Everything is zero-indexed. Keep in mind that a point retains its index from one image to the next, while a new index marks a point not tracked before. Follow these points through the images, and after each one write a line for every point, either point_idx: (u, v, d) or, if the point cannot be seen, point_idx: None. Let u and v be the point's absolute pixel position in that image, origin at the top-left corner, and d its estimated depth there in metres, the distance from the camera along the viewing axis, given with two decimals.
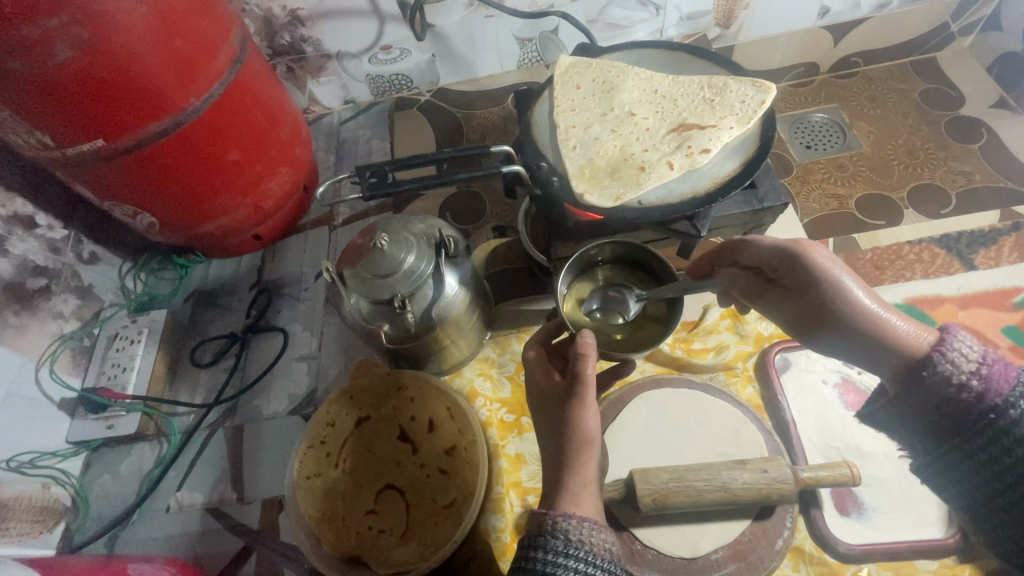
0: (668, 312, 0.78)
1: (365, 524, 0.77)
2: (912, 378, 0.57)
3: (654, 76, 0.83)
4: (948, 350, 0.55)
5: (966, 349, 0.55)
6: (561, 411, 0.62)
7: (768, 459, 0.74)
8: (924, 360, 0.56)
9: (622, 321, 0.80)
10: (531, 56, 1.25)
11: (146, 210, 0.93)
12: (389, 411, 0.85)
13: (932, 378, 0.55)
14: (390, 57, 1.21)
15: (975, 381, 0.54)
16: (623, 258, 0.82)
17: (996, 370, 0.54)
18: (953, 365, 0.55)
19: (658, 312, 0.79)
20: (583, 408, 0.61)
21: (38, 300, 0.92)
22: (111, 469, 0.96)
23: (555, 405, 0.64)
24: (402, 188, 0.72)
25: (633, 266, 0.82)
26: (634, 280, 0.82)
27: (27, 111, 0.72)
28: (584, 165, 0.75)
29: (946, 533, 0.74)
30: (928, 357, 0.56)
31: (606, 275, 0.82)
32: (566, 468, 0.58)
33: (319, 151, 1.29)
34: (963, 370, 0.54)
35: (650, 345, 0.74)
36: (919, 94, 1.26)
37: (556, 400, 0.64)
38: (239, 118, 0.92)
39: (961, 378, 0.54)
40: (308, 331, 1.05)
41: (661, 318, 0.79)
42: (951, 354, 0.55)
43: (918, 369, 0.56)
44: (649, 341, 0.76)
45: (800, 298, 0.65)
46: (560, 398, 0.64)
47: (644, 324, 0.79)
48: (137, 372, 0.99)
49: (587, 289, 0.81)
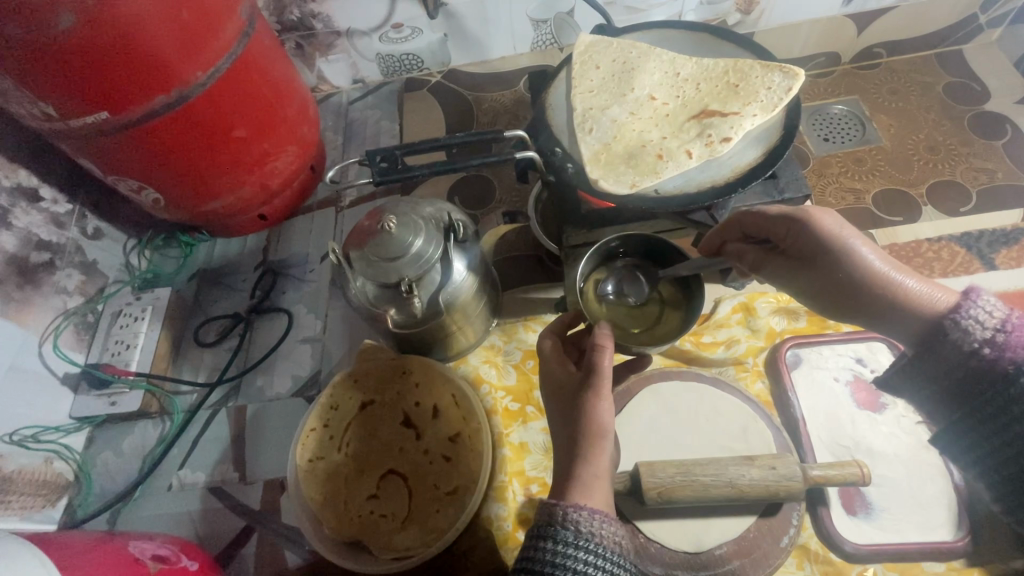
0: (686, 309, 0.76)
1: (367, 508, 0.78)
2: (936, 339, 0.55)
3: (677, 60, 0.80)
4: (968, 313, 0.53)
5: (985, 312, 0.53)
6: (574, 402, 0.61)
7: (777, 456, 0.73)
8: (941, 325, 0.54)
9: (640, 315, 0.78)
10: (546, 38, 1.21)
11: (151, 186, 0.91)
12: (393, 396, 0.85)
13: (956, 336, 0.53)
14: (401, 35, 1.18)
15: (999, 335, 0.52)
16: (644, 249, 0.79)
17: (1017, 335, 0.52)
18: (973, 326, 0.53)
19: (676, 308, 0.77)
20: (601, 401, 0.59)
21: (41, 275, 0.91)
22: (113, 446, 0.96)
23: (568, 398, 0.62)
24: (414, 173, 0.69)
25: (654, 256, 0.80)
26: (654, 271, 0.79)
27: (28, 80, 0.70)
28: (599, 150, 0.73)
29: (955, 536, 0.73)
30: (948, 317, 0.54)
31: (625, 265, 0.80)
32: (577, 459, 0.57)
33: (327, 131, 1.27)
34: (980, 334, 0.52)
35: (668, 342, 0.73)
36: (943, 88, 1.22)
37: (572, 389, 0.62)
38: (246, 94, 0.90)
39: (983, 337, 0.52)
40: (312, 313, 1.04)
41: (679, 313, 0.77)
42: (968, 315, 0.53)
43: (943, 328, 0.54)
44: (668, 337, 0.74)
45: (840, 289, 0.59)
46: (576, 388, 0.62)
47: (661, 320, 0.77)
48: (141, 349, 0.98)
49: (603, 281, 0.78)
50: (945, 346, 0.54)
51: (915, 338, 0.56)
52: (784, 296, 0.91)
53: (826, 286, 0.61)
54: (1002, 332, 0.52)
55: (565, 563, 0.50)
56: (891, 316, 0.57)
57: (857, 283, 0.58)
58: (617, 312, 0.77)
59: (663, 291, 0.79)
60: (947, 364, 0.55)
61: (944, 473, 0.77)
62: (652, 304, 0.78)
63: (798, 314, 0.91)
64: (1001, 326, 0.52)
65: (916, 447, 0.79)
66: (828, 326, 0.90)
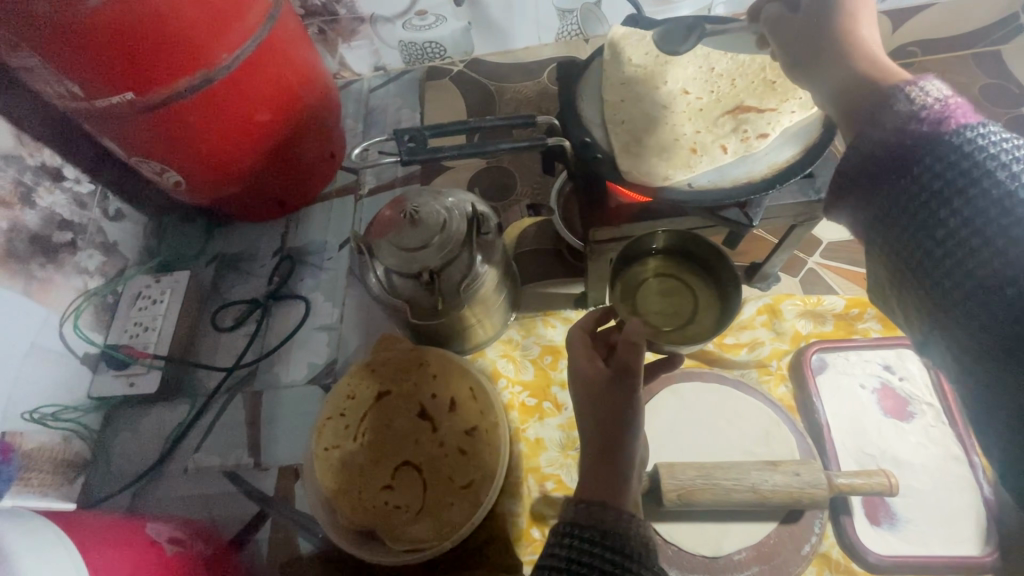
0: (722, 307, 0.75)
1: (382, 499, 0.77)
2: (875, 105, 0.48)
3: (712, 54, 0.79)
4: (919, 85, 0.46)
5: (933, 90, 0.46)
6: (601, 398, 0.60)
7: (801, 461, 0.72)
8: (887, 93, 0.48)
9: (673, 314, 0.76)
10: (571, 29, 1.20)
11: (173, 169, 0.91)
12: (410, 387, 0.83)
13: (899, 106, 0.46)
14: (425, 23, 1.16)
15: (934, 108, 0.45)
16: (679, 248, 0.79)
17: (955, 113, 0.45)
18: (915, 95, 0.46)
19: (711, 306, 0.76)
20: (636, 399, 0.58)
21: (63, 254, 0.91)
22: (130, 427, 0.96)
23: (593, 395, 0.61)
24: (441, 155, 0.68)
25: (686, 257, 0.79)
26: (687, 272, 0.79)
27: (57, 59, 0.70)
28: (630, 141, 0.70)
29: (983, 551, 0.71)
30: (903, 86, 0.47)
31: (657, 265, 0.80)
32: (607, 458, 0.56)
33: (347, 118, 1.26)
34: (922, 102, 0.46)
35: (703, 339, 0.71)
36: (978, 89, 1.18)
37: (601, 386, 0.61)
38: (269, 76, 0.89)
39: (919, 105, 0.46)
40: (329, 301, 1.04)
41: (714, 312, 0.75)
42: (923, 84, 0.46)
43: (890, 94, 0.48)
44: (703, 335, 0.73)
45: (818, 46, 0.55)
46: (604, 384, 0.60)
47: (696, 319, 0.75)
48: (160, 332, 0.99)
49: (635, 279, 0.79)
50: (887, 106, 0.47)
51: (855, 109, 0.51)
52: (811, 299, 0.89)
53: (808, 49, 0.56)
54: (935, 106, 0.45)
55: (589, 562, 0.49)
56: (844, 82, 0.53)
57: (837, 52, 0.54)
58: (649, 310, 0.76)
59: (699, 289, 0.78)
60: (882, 131, 0.47)
61: (973, 487, 0.75)
62: (687, 301, 0.77)
63: (825, 317, 0.89)
64: (942, 102, 0.45)
65: (945, 458, 0.77)
66: (855, 331, 0.88)
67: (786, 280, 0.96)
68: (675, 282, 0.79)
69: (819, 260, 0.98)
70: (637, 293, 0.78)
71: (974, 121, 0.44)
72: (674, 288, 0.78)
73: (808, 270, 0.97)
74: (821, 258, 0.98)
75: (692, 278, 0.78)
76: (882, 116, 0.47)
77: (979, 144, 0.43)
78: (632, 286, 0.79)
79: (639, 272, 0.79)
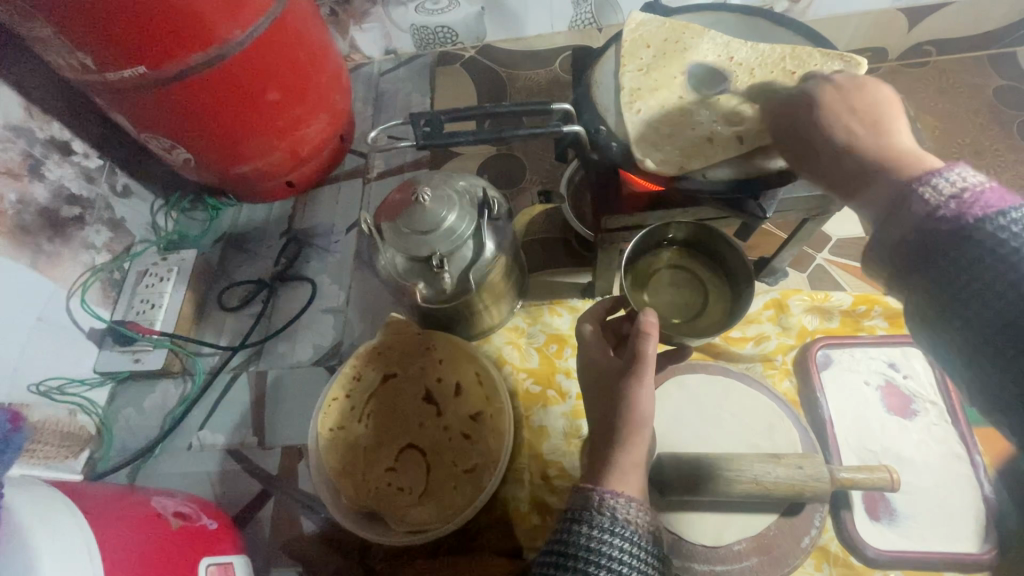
0: (733, 300, 0.74)
1: (385, 480, 0.78)
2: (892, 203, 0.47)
3: (732, 42, 0.76)
4: (931, 179, 0.45)
5: (953, 180, 0.44)
6: (613, 386, 0.60)
7: (804, 455, 0.72)
8: (904, 191, 0.46)
9: (683, 306, 0.75)
10: (585, 17, 1.17)
11: (183, 146, 0.91)
12: (416, 371, 0.84)
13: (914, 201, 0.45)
14: (437, 7, 1.15)
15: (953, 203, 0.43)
16: (694, 239, 0.77)
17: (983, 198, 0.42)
18: (931, 193, 0.44)
19: (721, 299, 0.75)
20: (643, 388, 0.58)
21: (71, 228, 0.91)
22: (135, 403, 0.97)
23: (608, 383, 0.61)
24: (456, 140, 0.68)
25: (701, 251, 0.78)
26: (700, 265, 0.78)
27: (69, 29, 0.69)
28: (646, 130, 0.70)
29: (981, 549, 0.72)
30: (920, 177, 0.46)
31: (670, 257, 0.78)
32: (617, 445, 0.57)
33: (357, 101, 1.25)
34: (936, 198, 0.44)
35: (714, 332, 0.70)
36: (993, 90, 1.17)
37: (612, 374, 0.61)
38: (283, 56, 0.88)
39: (937, 201, 0.44)
40: (336, 284, 1.04)
41: (725, 306, 0.74)
42: (936, 178, 0.45)
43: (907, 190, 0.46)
44: (712, 328, 0.72)
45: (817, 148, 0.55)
46: (616, 373, 0.61)
47: (705, 311, 0.74)
48: (165, 310, 0.98)
49: (649, 268, 0.77)
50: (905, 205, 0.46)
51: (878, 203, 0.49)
52: (818, 295, 0.89)
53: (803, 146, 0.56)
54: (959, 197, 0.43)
55: (603, 551, 0.50)
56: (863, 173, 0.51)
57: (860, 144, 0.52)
58: (661, 301, 0.75)
59: (710, 282, 0.77)
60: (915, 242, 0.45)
61: (973, 486, 0.75)
62: (698, 294, 0.76)
63: (832, 313, 0.89)
64: (958, 196, 0.43)
65: (947, 456, 0.77)
66: (861, 328, 0.88)
67: (794, 276, 0.96)
68: (687, 274, 0.77)
69: (827, 256, 0.98)
70: (648, 284, 0.76)
71: (1006, 207, 0.42)
72: (686, 281, 0.77)
73: (816, 266, 0.97)
74: (829, 254, 0.98)
75: (705, 271, 0.77)
76: (898, 219, 0.46)
77: (1004, 234, 0.41)
78: (643, 276, 0.76)
79: (651, 262, 0.77)
